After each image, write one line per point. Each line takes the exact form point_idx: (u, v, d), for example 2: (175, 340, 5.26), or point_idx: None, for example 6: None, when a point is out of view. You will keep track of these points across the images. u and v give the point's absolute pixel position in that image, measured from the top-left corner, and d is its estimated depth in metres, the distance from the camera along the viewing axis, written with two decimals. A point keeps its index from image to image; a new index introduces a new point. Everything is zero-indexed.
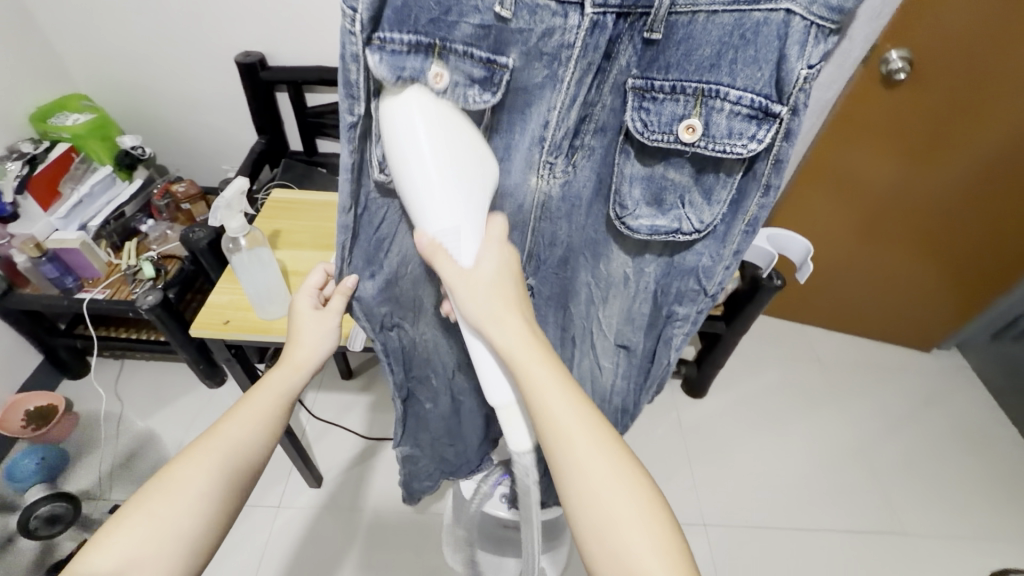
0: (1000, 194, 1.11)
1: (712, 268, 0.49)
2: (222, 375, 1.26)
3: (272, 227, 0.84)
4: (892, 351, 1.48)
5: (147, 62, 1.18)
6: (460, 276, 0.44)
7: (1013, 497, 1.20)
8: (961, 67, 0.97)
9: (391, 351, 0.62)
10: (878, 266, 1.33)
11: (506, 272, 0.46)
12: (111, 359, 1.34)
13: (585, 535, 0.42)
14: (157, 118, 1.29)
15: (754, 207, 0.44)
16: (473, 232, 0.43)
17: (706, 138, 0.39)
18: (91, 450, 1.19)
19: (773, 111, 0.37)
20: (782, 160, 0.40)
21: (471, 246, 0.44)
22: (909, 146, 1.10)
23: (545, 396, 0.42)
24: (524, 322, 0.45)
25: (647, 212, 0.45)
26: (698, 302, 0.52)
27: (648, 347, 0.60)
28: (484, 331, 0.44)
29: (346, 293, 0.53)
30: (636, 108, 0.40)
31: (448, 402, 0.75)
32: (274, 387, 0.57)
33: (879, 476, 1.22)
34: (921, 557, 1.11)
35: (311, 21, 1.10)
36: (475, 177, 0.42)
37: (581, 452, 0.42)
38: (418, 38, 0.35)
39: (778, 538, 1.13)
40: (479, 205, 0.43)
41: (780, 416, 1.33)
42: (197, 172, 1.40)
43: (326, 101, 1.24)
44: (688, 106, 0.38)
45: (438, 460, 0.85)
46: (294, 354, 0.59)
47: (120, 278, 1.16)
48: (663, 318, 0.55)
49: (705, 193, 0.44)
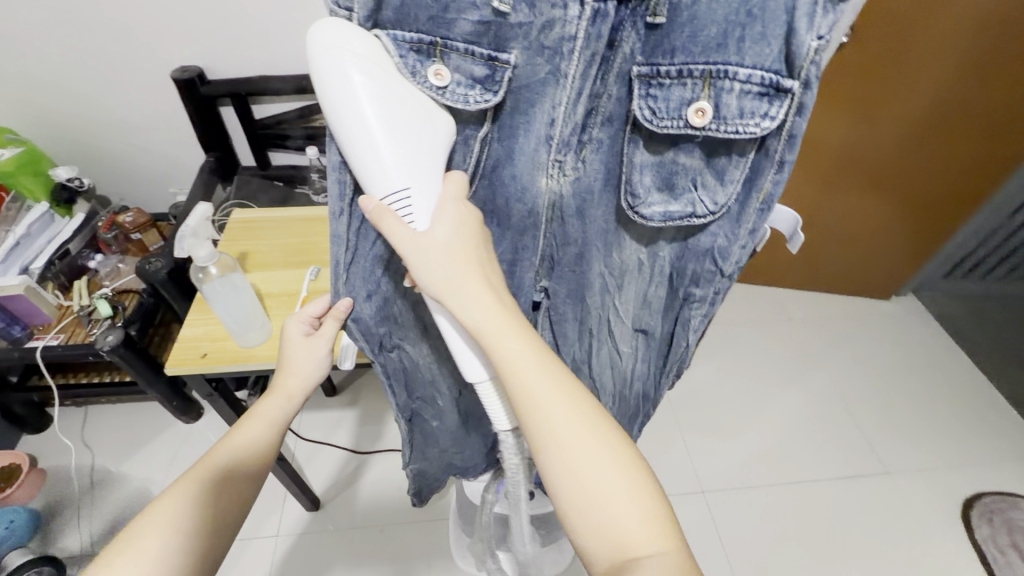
0: (947, 138, 1.17)
1: (728, 248, 0.48)
2: (198, 408, 1.18)
3: (238, 250, 0.80)
4: (856, 302, 1.55)
5: (74, 88, 1.10)
6: (413, 243, 0.41)
7: (978, 424, 1.28)
8: (887, 27, 1.03)
9: (392, 372, 0.61)
10: (843, 223, 1.38)
11: (470, 242, 0.43)
12: (74, 407, 1.27)
13: (569, 510, 0.42)
14: (92, 146, 1.20)
15: (768, 184, 0.42)
16: (424, 190, 0.41)
17: (717, 119, 0.38)
18: (66, 505, 1.12)
19: (784, 86, 0.37)
20: (795, 135, 0.39)
21: (424, 208, 0.41)
22: (862, 103, 1.14)
23: (519, 370, 0.41)
24: (493, 297, 0.43)
25: (659, 199, 0.45)
26: (715, 283, 0.51)
27: (666, 330, 0.59)
28: (447, 304, 0.43)
29: (340, 316, 0.53)
30: (642, 95, 0.39)
31: (455, 416, 0.73)
32: (265, 416, 0.54)
33: (858, 421, 1.29)
34: (903, 492, 1.18)
35: (249, 29, 1.05)
36: (422, 131, 0.39)
37: (559, 422, 0.41)
38: (420, 36, 0.38)
39: (774, 494, 1.17)
40: (427, 160, 0.40)
41: (761, 376, 1.38)
42: (143, 200, 1.32)
43: (273, 111, 1.19)
44: (697, 88, 0.38)
45: (445, 464, 0.82)
46: (285, 381, 0.57)
47: (74, 320, 1.09)
48: (680, 300, 0.55)
49: (718, 175, 0.43)
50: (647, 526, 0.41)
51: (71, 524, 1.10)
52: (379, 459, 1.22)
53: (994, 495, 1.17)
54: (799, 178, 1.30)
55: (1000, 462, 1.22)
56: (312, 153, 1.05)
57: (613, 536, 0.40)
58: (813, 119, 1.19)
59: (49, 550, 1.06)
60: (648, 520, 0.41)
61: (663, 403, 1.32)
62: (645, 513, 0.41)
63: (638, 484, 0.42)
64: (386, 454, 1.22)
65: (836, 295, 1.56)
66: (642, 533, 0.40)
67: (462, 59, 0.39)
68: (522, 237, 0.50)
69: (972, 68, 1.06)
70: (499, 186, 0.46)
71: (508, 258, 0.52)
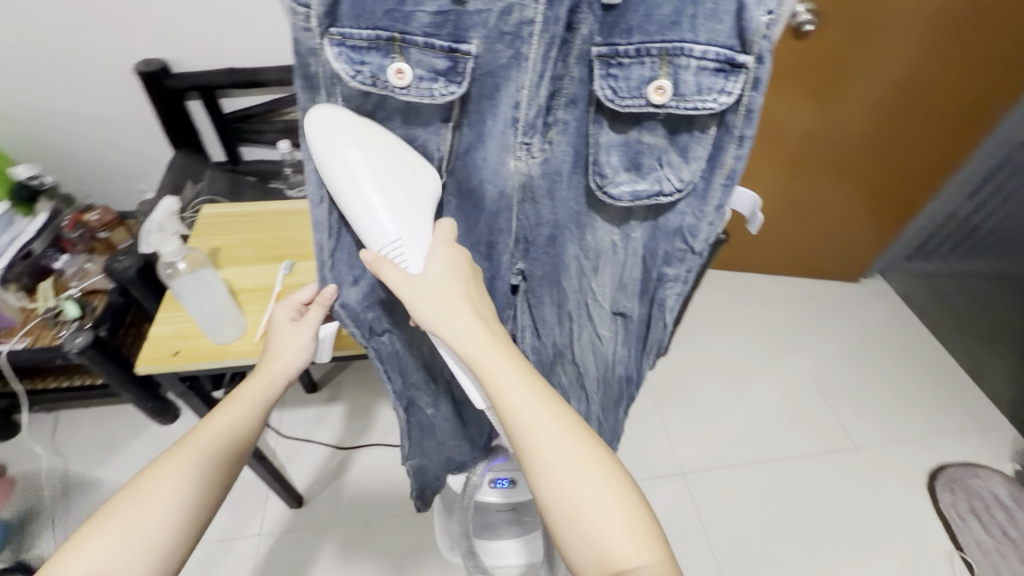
0: (907, 122, 1.21)
1: (697, 225, 0.49)
2: (174, 411, 1.15)
3: (208, 245, 0.79)
4: (826, 285, 1.60)
5: (29, 83, 1.06)
6: (407, 284, 0.44)
7: (941, 398, 1.34)
8: (843, 17, 1.05)
9: (385, 357, 0.61)
10: (813, 208, 1.42)
11: (459, 277, 0.46)
12: (43, 413, 1.23)
13: (559, 524, 0.43)
14: (51, 144, 1.17)
15: (731, 160, 0.43)
16: (416, 240, 0.45)
17: (676, 97, 0.39)
18: (39, 513, 1.09)
19: (739, 62, 0.37)
20: (753, 110, 0.40)
21: (416, 253, 0.45)
22: (823, 91, 1.17)
23: (508, 393, 0.42)
24: (482, 325, 0.44)
25: (627, 178, 0.45)
26: (686, 261, 0.52)
27: (643, 312, 0.59)
28: (438, 332, 0.44)
29: (326, 304, 0.54)
30: (603, 75, 0.40)
31: (450, 405, 0.73)
32: (248, 400, 0.54)
33: (829, 400, 1.33)
34: (872, 466, 1.22)
35: (212, 20, 1.03)
36: (413, 188, 0.44)
37: (546, 443, 0.42)
38: (378, 32, 0.37)
39: (750, 472, 1.21)
40: (417, 212, 0.45)
41: (736, 359, 1.41)
42: (109, 199, 1.28)
43: (243, 105, 1.17)
44: (655, 67, 0.39)
45: (444, 459, 0.81)
46: (270, 366, 0.57)
47: (39, 323, 1.06)
48: (654, 282, 0.55)
49: (682, 152, 0.44)
50: (633, 541, 0.41)
51: (46, 533, 1.07)
52: (362, 454, 1.22)
53: (956, 465, 1.22)
54: (768, 165, 1.33)
55: (961, 433, 1.28)
56: (283, 147, 1.03)
57: (601, 550, 0.41)
58: (779, 107, 1.22)
59: (22, 559, 1.03)
60: (634, 534, 0.42)
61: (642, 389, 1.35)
62: (632, 527, 0.42)
63: (622, 493, 0.43)
64: (370, 448, 1.22)
65: (807, 278, 1.61)
66: (629, 549, 0.41)
67: (422, 53, 0.38)
68: (497, 222, 0.51)
69: (928, 54, 1.09)
70: (472, 171, 0.47)
71: (486, 241, 0.53)
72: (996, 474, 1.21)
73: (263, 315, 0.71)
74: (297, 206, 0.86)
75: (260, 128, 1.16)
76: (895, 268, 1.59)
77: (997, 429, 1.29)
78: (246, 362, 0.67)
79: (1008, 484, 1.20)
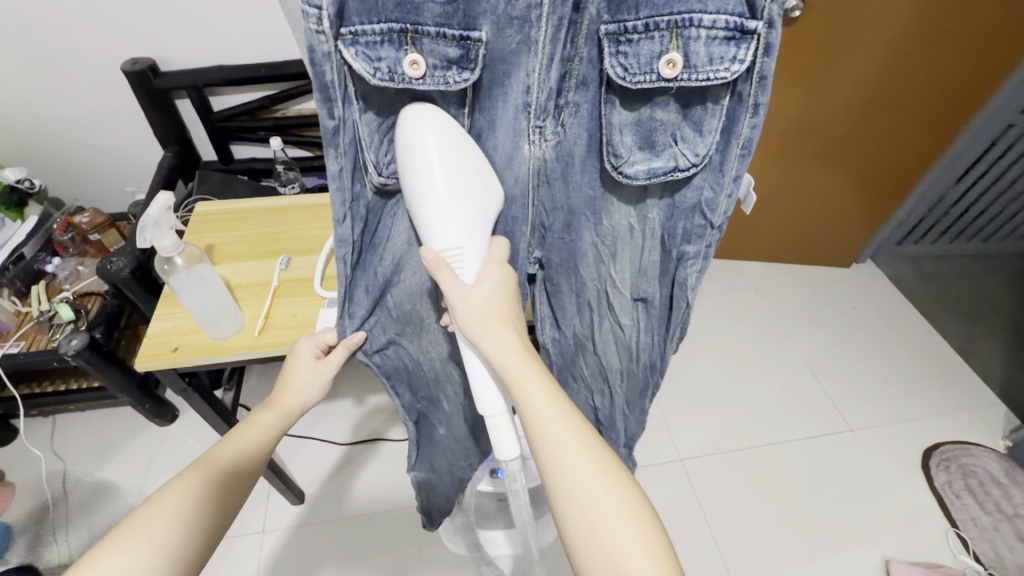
0: (897, 108, 1.22)
1: (715, 199, 0.48)
2: (171, 411, 1.18)
3: (205, 242, 0.79)
4: (818, 271, 1.61)
5: (16, 87, 1.05)
6: (461, 292, 0.47)
7: (933, 378, 1.36)
8: (825, 11, 1.07)
9: (390, 370, 0.65)
10: (812, 194, 1.43)
11: (504, 294, 0.49)
12: (41, 418, 1.23)
13: (575, 540, 0.44)
14: (39, 146, 1.16)
15: (746, 129, 0.43)
16: (474, 251, 0.47)
17: (688, 69, 0.39)
18: (37, 518, 1.09)
19: (750, 28, 0.37)
20: (766, 76, 0.39)
21: (473, 264, 0.48)
22: (807, 76, 1.18)
23: (533, 403, 0.45)
24: (520, 343, 0.48)
25: (642, 157, 0.46)
26: (706, 237, 0.51)
27: (665, 295, 0.59)
28: (478, 344, 0.48)
29: (351, 348, 0.58)
30: (613, 53, 0.41)
31: (462, 426, 0.76)
32: (262, 425, 0.58)
33: (822, 383, 1.35)
34: (868, 448, 1.24)
35: (201, 18, 1.02)
36: (479, 200, 0.46)
37: (567, 455, 0.45)
38: (390, 25, 0.37)
39: (747, 457, 1.22)
40: (479, 226, 0.47)
41: (731, 347, 1.42)
42: (99, 201, 1.28)
43: (233, 102, 1.16)
44: (664, 40, 0.39)
45: (455, 484, 0.86)
46: (286, 398, 0.61)
47: (33, 326, 1.06)
48: (674, 261, 0.54)
49: (695, 126, 0.44)
50: (652, 557, 0.42)
51: (55, 538, 1.06)
52: (365, 452, 1.22)
53: (949, 443, 1.24)
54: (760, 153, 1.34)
55: (953, 413, 1.29)
56: (274, 143, 1.02)
57: (613, 561, 0.42)
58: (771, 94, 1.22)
59: (35, 563, 1.03)
60: (646, 548, 0.42)
61: None
62: (647, 542, 0.43)
63: (639, 514, 0.44)
64: (371, 446, 1.23)
65: (799, 263, 1.62)
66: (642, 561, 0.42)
67: (434, 42, 0.38)
68: (511, 210, 0.52)
69: (913, 38, 1.10)
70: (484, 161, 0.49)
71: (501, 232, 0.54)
72: (988, 451, 1.23)
73: (261, 309, 0.72)
74: (290, 202, 0.86)
75: (250, 125, 1.16)
76: (885, 251, 1.61)
77: (988, 408, 1.31)
78: (244, 356, 0.67)
79: (1001, 461, 1.21)
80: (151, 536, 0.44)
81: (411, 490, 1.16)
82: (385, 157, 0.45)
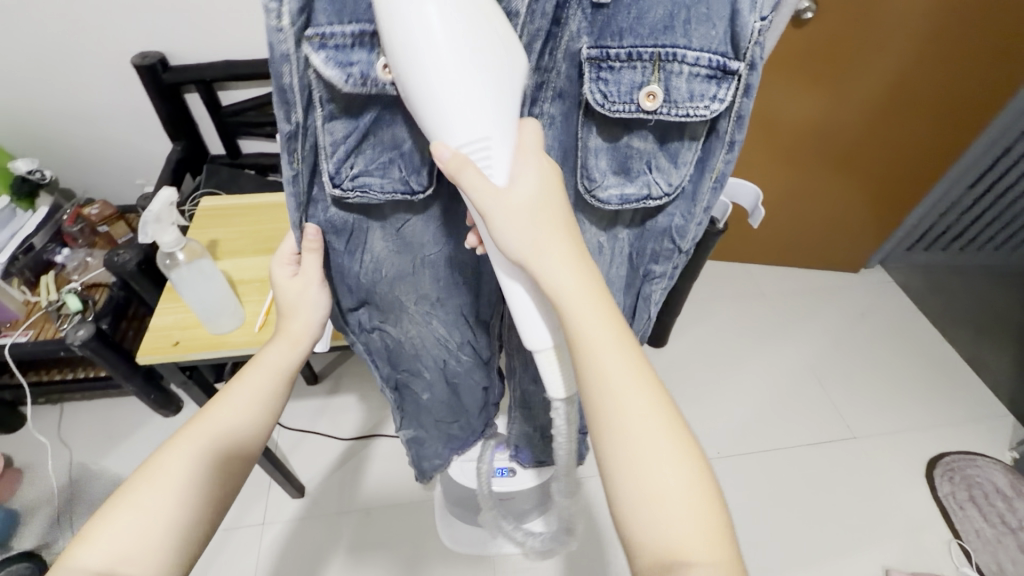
0: (910, 109, 1.20)
1: (685, 226, 0.50)
2: (177, 402, 1.17)
3: (208, 237, 0.79)
4: (825, 275, 1.60)
5: (30, 79, 1.07)
6: (495, 199, 0.38)
7: (940, 387, 1.34)
8: (839, 11, 1.05)
9: (374, 349, 0.67)
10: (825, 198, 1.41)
11: (554, 204, 0.40)
12: (48, 406, 1.25)
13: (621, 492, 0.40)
14: (52, 138, 1.17)
15: (720, 163, 0.44)
16: (502, 139, 0.37)
17: (668, 103, 0.39)
18: (43, 504, 1.11)
19: (731, 68, 0.38)
20: (743, 115, 0.40)
21: (503, 161, 0.38)
22: (817, 77, 1.16)
23: (596, 339, 0.40)
24: (579, 268, 0.41)
25: (615, 182, 0.45)
26: (673, 259, 0.54)
27: (629, 304, 0.62)
28: (530, 265, 0.40)
29: (314, 246, 0.48)
30: (594, 79, 0.39)
31: (444, 387, 0.78)
32: (269, 366, 0.54)
33: (827, 390, 1.34)
34: (872, 456, 1.22)
35: (209, 13, 1.02)
36: (499, 67, 0.35)
37: (624, 398, 0.40)
38: (361, 27, 0.35)
39: (748, 462, 1.22)
40: (504, 104, 0.36)
41: (735, 352, 1.41)
42: (108, 193, 1.29)
43: (242, 97, 1.16)
44: (647, 72, 0.38)
45: (445, 437, 0.87)
46: (289, 326, 0.54)
47: (42, 315, 1.08)
48: (641, 277, 0.58)
49: (671, 157, 0.44)
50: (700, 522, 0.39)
51: (59, 525, 1.08)
52: (364, 445, 1.23)
53: (956, 454, 1.22)
54: (769, 156, 1.32)
55: (959, 423, 1.28)
56: None
57: (661, 538, 0.39)
58: (783, 94, 1.20)
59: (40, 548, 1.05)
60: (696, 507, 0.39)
61: None
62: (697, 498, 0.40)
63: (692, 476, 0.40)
64: (371, 439, 1.24)
65: (807, 268, 1.60)
66: (697, 545, 0.38)
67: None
68: None
69: (928, 40, 1.08)
70: None
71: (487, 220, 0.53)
72: (995, 462, 1.22)
73: (262, 305, 0.72)
74: None
75: (258, 120, 1.16)
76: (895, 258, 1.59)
77: (996, 419, 1.29)
78: (243, 352, 0.68)
79: (1008, 473, 1.20)
80: (145, 503, 0.45)
81: (410, 485, 1.17)
82: (344, 170, 0.42)
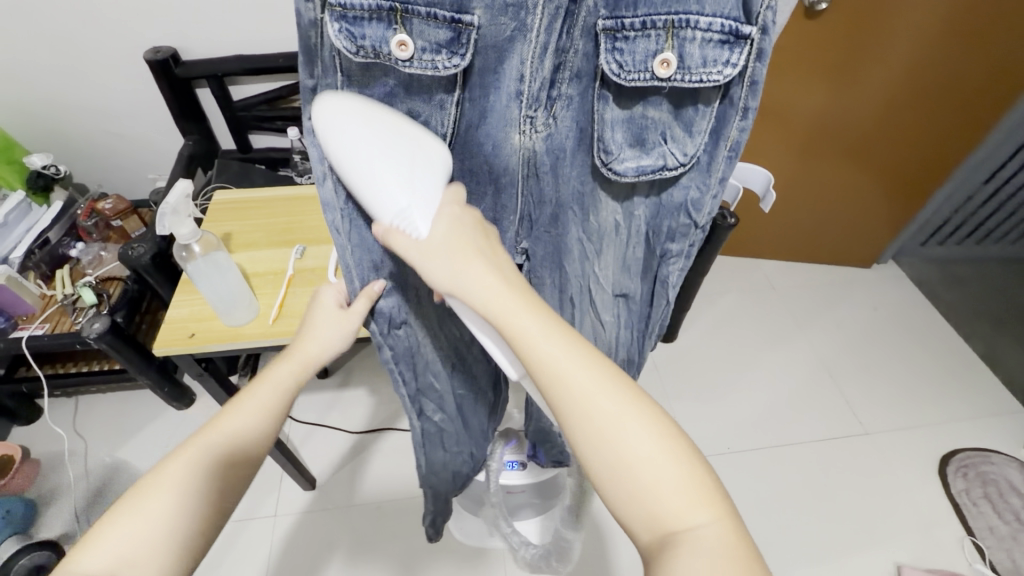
0: (925, 99, 1.18)
1: (701, 199, 0.48)
2: (191, 395, 1.14)
3: (222, 230, 0.80)
4: (837, 270, 1.58)
5: (45, 75, 1.08)
6: (421, 253, 0.39)
7: (954, 382, 1.33)
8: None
9: (400, 354, 0.62)
10: (840, 188, 1.38)
11: (467, 233, 0.41)
12: (63, 398, 1.26)
13: (605, 481, 0.37)
14: (66, 134, 1.18)
15: (735, 132, 0.42)
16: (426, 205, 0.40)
17: (681, 70, 0.38)
18: (59, 496, 1.12)
19: (744, 33, 0.36)
20: (757, 81, 0.39)
21: (428, 220, 0.40)
22: (829, 65, 1.14)
23: (528, 344, 0.37)
24: (499, 278, 0.40)
25: (632, 154, 0.44)
26: (689, 236, 0.51)
27: (645, 291, 0.59)
28: (456, 292, 0.40)
29: (373, 297, 0.53)
30: (609, 49, 0.39)
31: (453, 404, 0.76)
32: (275, 381, 0.54)
33: (838, 384, 1.33)
34: (884, 451, 1.22)
35: (221, 8, 1.02)
36: (420, 165, 0.39)
37: (578, 387, 0.37)
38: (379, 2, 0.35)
39: (757, 454, 1.21)
40: (429, 181, 0.40)
41: (746, 347, 1.40)
42: (121, 188, 1.30)
43: (252, 92, 1.17)
44: (660, 40, 0.37)
45: (451, 475, 0.86)
46: (306, 348, 0.56)
47: (57, 309, 1.10)
48: (657, 259, 0.55)
49: (686, 127, 0.42)
50: (693, 493, 0.36)
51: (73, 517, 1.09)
52: (374, 439, 1.24)
53: (970, 450, 1.21)
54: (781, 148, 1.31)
55: (974, 419, 1.27)
56: (293, 133, 1.03)
57: (653, 508, 0.36)
58: (792, 87, 1.19)
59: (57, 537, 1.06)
60: (685, 480, 0.36)
61: (651, 372, 1.35)
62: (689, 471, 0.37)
63: (670, 445, 0.37)
64: (381, 433, 1.25)
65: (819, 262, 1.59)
66: (686, 504, 0.36)
67: (425, 24, 0.36)
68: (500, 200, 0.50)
69: (944, 29, 1.06)
70: (474, 151, 0.46)
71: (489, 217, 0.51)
72: (1010, 459, 1.20)
73: (274, 298, 0.72)
74: (310, 192, 0.87)
75: (268, 116, 1.17)
76: (908, 252, 1.58)
77: (1012, 414, 1.28)
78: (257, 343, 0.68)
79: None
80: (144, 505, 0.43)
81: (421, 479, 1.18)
82: None
